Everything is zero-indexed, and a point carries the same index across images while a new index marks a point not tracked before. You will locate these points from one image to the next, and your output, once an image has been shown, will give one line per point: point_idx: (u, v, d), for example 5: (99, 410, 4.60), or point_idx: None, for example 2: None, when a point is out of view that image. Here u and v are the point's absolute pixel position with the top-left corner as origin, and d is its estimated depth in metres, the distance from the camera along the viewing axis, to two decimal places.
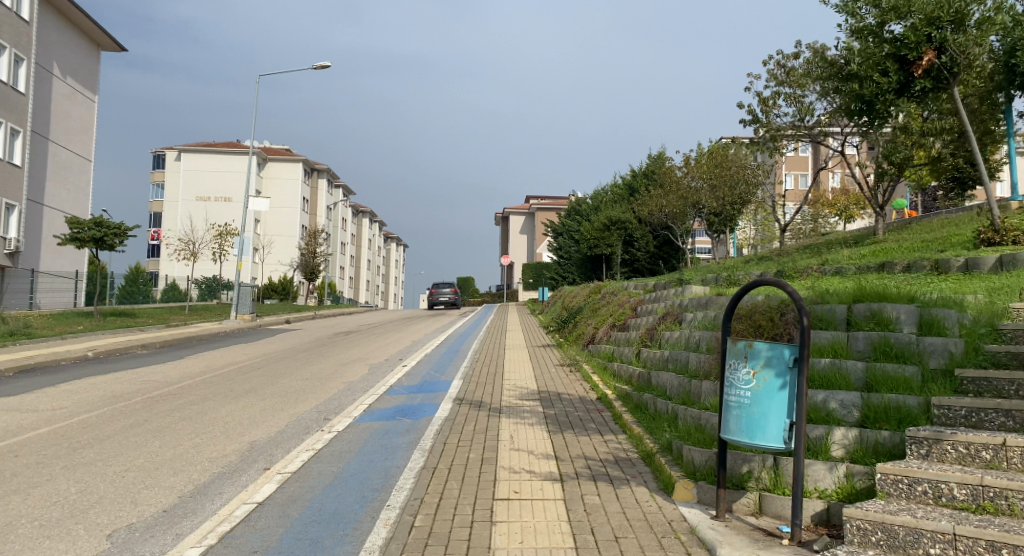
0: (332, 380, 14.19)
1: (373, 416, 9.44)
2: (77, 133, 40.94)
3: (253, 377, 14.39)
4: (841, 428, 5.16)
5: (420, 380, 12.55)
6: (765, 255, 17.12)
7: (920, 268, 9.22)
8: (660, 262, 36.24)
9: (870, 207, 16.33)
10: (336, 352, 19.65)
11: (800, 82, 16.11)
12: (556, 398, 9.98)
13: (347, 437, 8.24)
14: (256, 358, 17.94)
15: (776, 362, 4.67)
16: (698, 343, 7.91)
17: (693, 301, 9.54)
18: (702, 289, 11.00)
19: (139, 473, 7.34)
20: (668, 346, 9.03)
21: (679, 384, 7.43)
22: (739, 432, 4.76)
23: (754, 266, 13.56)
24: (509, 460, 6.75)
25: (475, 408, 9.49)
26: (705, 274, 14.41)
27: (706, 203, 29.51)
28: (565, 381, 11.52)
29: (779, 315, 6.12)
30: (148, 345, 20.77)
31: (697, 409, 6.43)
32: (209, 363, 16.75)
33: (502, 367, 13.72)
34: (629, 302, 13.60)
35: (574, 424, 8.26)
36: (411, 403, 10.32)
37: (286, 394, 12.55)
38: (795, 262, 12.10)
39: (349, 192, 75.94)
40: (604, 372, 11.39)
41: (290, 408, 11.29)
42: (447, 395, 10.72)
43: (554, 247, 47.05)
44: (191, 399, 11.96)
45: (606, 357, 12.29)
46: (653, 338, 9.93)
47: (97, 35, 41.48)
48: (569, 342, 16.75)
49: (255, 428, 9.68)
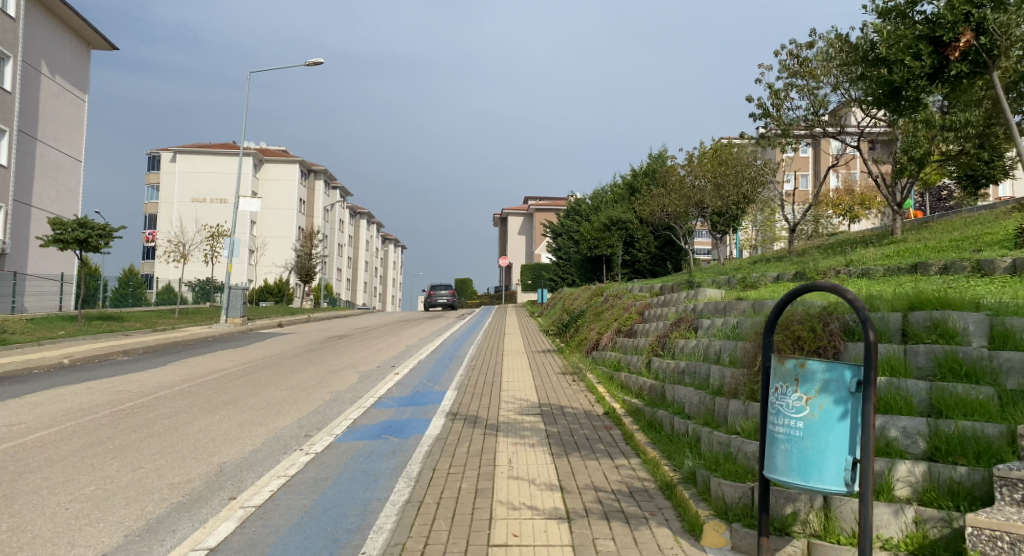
0: (318, 390, 13.31)
1: (356, 434, 8.54)
2: (66, 133, 40.00)
3: (234, 388, 13.48)
4: (905, 462, 4.28)
5: (412, 391, 11.65)
6: (776, 257, 16.19)
7: (959, 270, 8.29)
8: (660, 264, 35.59)
9: (888, 204, 15.48)
10: (326, 358, 18.74)
11: (817, 72, 15.23)
12: (559, 412, 9.12)
13: (325, 460, 7.35)
14: (240, 366, 17.03)
15: (835, 387, 3.80)
16: (718, 354, 7.10)
17: (709, 306, 8.68)
18: (717, 292, 10.13)
19: (86, 504, 6.44)
20: (683, 356, 8.19)
21: (700, 401, 6.59)
22: (789, 472, 3.87)
23: (771, 266, 12.67)
24: (507, 493, 5.85)
25: (470, 425, 8.62)
26: (716, 276, 13.55)
27: (710, 202, 28.66)
28: (568, 392, 10.69)
29: (822, 326, 5.27)
30: (129, 351, 19.87)
31: (724, 433, 5.56)
32: (190, 371, 15.87)
33: (500, 376, 12.84)
34: (635, 306, 12.73)
35: (580, 445, 7.40)
36: (400, 418, 9.46)
37: (267, 406, 11.69)
38: (817, 262, 11.22)
39: (344, 193, 75.03)
40: (610, 383, 10.57)
41: (270, 422, 10.42)
42: (439, 409, 9.84)
43: (553, 248, 46.23)
44: (163, 412, 11.08)
45: (612, 366, 11.45)
46: (665, 346, 9.09)
47: (87, 33, 40.58)
48: (570, 348, 15.90)
49: (228, 447, 8.78)
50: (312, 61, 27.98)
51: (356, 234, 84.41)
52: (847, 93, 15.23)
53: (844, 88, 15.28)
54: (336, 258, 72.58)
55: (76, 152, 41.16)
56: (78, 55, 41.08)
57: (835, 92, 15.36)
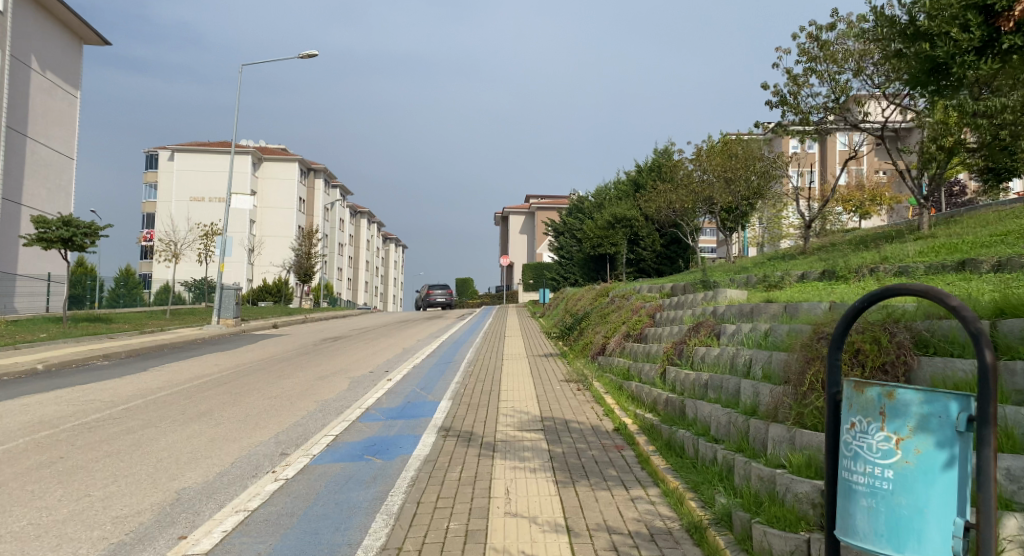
0: (304, 398, 12.36)
1: (334, 455, 7.57)
2: (57, 130, 39.09)
3: (213, 397, 12.50)
4: (1014, 517, 3.35)
5: (403, 401, 10.69)
6: (794, 254, 15.19)
7: (1016, 266, 7.31)
8: (667, 263, 34.59)
9: (915, 196, 14.54)
10: (317, 362, 17.77)
11: (838, 57, 14.34)
12: (563, 429, 8.16)
13: (294, 490, 6.40)
14: (225, 372, 16.04)
15: (937, 424, 2.80)
16: (749, 367, 6.20)
17: (733, 310, 7.78)
18: (740, 293, 9.20)
19: (8, 546, 5.47)
20: (705, 367, 7.28)
21: (731, 422, 5.67)
22: (876, 537, 2.88)
23: (797, 262, 11.72)
24: (503, 537, 4.88)
25: (464, 443, 7.68)
26: (733, 275, 12.60)
27: (719, 198, 27.70)
28: (574, 403, 9.74)
29: (888, 337, 4.31)
30: (112, 355, 18.92)
31: (764, 465, 4.63)
32: (171, 378, 14.92)
33: (499, 384, 11.90)
34: (645, 308, 11.78)
35: (588, 470, 6.47)
36: (386, 433, 8.52)
37: (246, 418, 10.73)
38: (846, 258, 10.25)
39: (344, 192, 74.10)
40: (620, 393, 9.64)
41: (247, 437, 9.46)
42: (431, 423, 8.88)
43: (555, 247, 45.32)
44: (131, 425, 10.12)
45: (621, 374, 10.49)
46: (682, 354, 8.14)
47: (79, 28, 39.74)
48: (574, 352, 14.92)
49: (191, 469, 7.82)
50: (307, 53, 27.12)
51: (357, 233, 83.48)
52: (874, 76, 14.32)
53: (867, 71, 14.43)
54: (336, 257, 71.61)
55: (68, 149, 40.28)
56: (70, 51, 40.20)
57: (858, 77, 14.50)
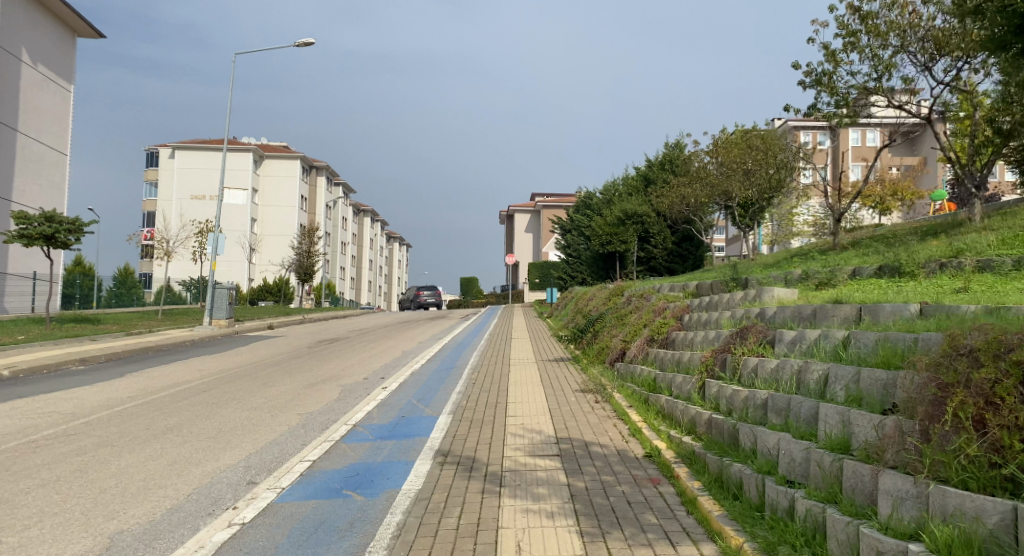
0: (289, 410, 11.05)
1: (306, 489, 6.27)
2: (50, 125, 37.80)
3: (187, 408, 11.16)
4: None
5: (396, 417, 9.38)
6: (831, 248, 13.83)
7: None
8: (678, 260, 33.08)
9: (964, 186, 13.11)
10: (308, 367, 16.45)
11: (881, 30, 13.26)
12: (584, 455, 6.83)
13: (250, 542, 5.08)
14: (207, 378, 14.68)
15: None
16: (828, 387, 4.90)
17: (792, 314, 6.50)
18: (789, 292, 7.95)
19: None
20: (758, 382, 5.98)
21: (811, 459, 4.37)
22: None
23: (844, 255, 10.43)
24: None
25: (464, 476, 6.35)
26: (766, 272, 11.27)
27: (737, 191, 26.41)
28: (593, 420, 8.45)
29: None
30: (88, 360, 17.55)
31: (881, 537, 3.32)
32: (145, 386, 13.57)
33: (506, 395, 10.60)
34: (669, 308, 10.44)
35: (622, 516, 5.15)
36: (373, 458, 7.22)
37: (219, 435, 9.40)
38: (907, 250, 8.95)
39: (347, 190, 72.83)
40: (648, 410, 8.32)
41: (215, 459, 8.13)
42: (426, 446, 7.56)
43: (562, 245, 44.01)
44: (83, 444, 8.80)
45: (646, 385, 9.21)
46: (726, 365, 6.82)
47: (72, 21, 38.47)
48: (588, 357, 13.65)
49: (137, 504, 6.47)
50: (302, 42, 25.92)
51: (361, 232, 82.34)
52: (920, 51, 13.17)
53: (912, 48, 13.29)
54: (340, 257, 70.39)
55: (62, 145, 38.98)
56: (62, 43, 38.86)
57: (903, 52, 13.33)
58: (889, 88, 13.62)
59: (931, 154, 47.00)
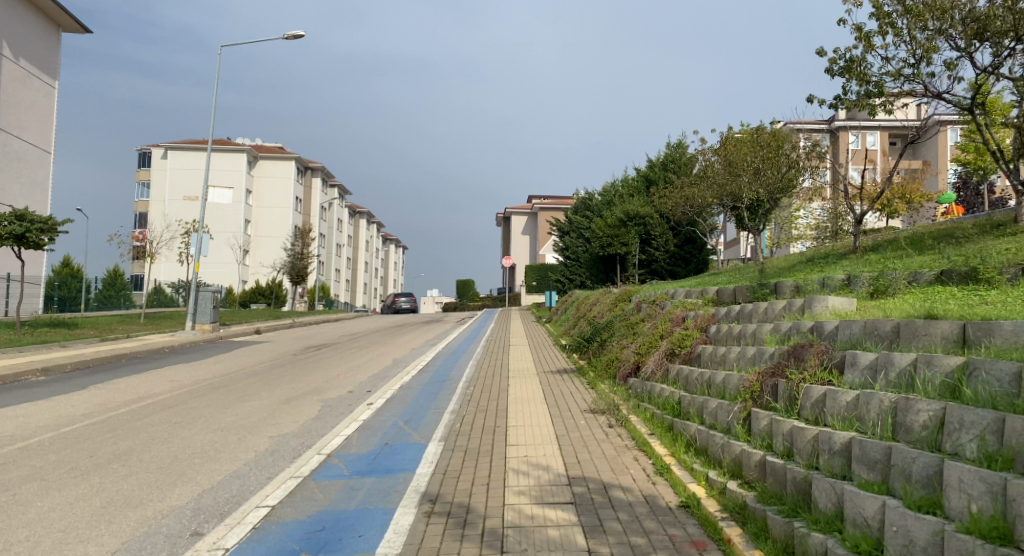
0: (260, 433, 9.67)
1: (257, 552, 4.97)
2: (32, 122, 36.39)
3: (144, 430, 9.76)
4: None
5: (379, 444, 8.06)
6: (863, 251, 12.50)
7: None
8: (680, 264, 31.48)
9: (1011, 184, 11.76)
10: (290, 379, 15.06)
11: (919, 11, 11.99)
12: (606, 505, 5.54)
13: None
14: (176, 392, 13.28)
15: None
16: (950, 436, 3.62)
17: (865, 330, 5.22)
18: (844, 302, 6.63)
19: None
20: (830, 419, 4.71)
21: None
22: None
23: (893, 257, 9.10)
24: None
25: (455, 536, 5.06)
26: (799, 277, 9.92)
27: (747, 192, 25.11)
28: (610, 452, 7.17)
29: None
30: (51, 370, 16.11)
31: None
32: (104, 401, 12.16)
33: (506, 416, 9.28)
34: (691, 318, 9.08)
35: None
36: (344, 506, 5.89)
37: (172, 465, 8.01)
38: (974, 252, 7.62)
39: (343, 191, 71.49)
40: (675, 443, 7.03)
41: (158, 499, 6.75)
42: (412, 487, 6.27)
43: (560, 247, 42.70)
44: (6, 479, 7.40)
45: (669, 409, 7.92)
46: (779, 393, 5.53)
47: (57, 15, 37.12)
48: (596, 371, 12.33)
49: None
50: (291, 34, 24.60)
51: (356, 233, 80.98)
52: (962, 35, 11.82)
53: (954, 31, 12.00)
54: (334, 259, 68.96)
55: (45, 143, 37.58)
56: (46, 37, 37.40)
57: (943, 36, 12.07)
58: (927, 75, 12.28)
59: (938, 157, 45.78)
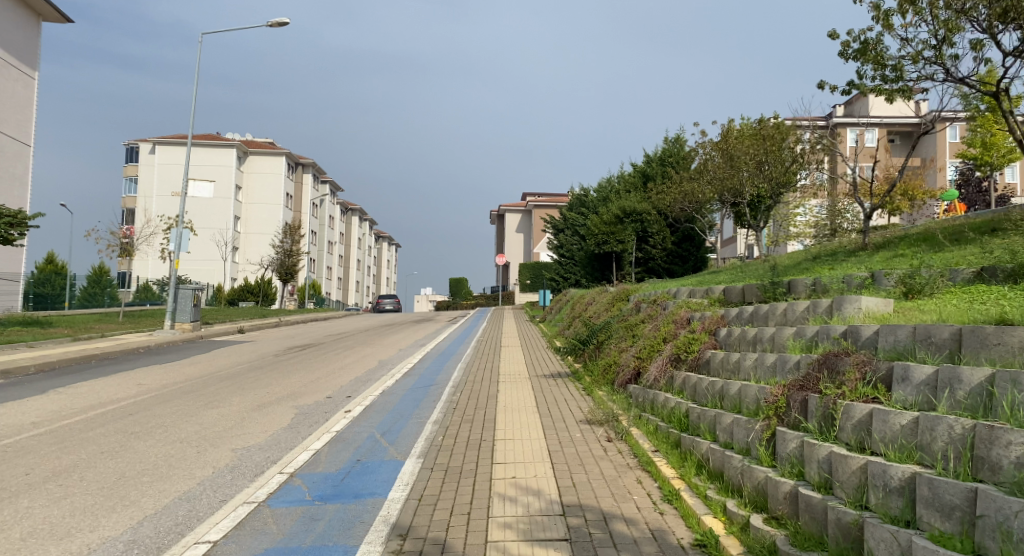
0: (224, 445, 8.76)
1: None
2: (11, 113, 35.29)
3: (97, 442, 8.86)
4: None
5: (350, 461, 7.18)
6: (879, 247, 11.63)
7: None
8: (677, 262, 30.63)
9: None
10: (267, 382, 14.18)
11: None
12: (607, 543, 4.67)
13: None
14: (142, 397, 12.37)
15: None
16: None
17: (916, 337, 4.35)
18: (878, 303, 5.77)
19: None
20: (882, 445, 3.85)
21: None
22: None
23: (922, 254, 8.27)
24: None
25: None
26: (815, 275, 9.08)
27: (748, 186, 24.16)
28: (609, 472, 6.32)
29: None
30: (16, 372, 15.20)
31: None
32: (61, 408, 11.24)
33: (494, 428, 8.43)
34: (698, 319, 8.22)
35: None
36: (297, 543, 5.00)
37: (118, 484, 7.11)
38: (1015, 247, 6.78)
39: (335, 188, 70.54)
40: (684, 462, 6.19)
41: (90, 527, 5.85)
42: (381, 516, 5.41)
43: (553, 245, 41.90)
44: None
45: (675, 421, 7.07)
46: (811, 411, 4.68)
47: (38, 4, 36.04)
48: (592, 375, 11.48)
49: None
50: (276, 22, 23.70)
51: (348, 231, 79.94)
52: (987, 15, 11.01)
53: (978, 12, 11.23)
54: (325, 257, 67.96)
55: (25, 135, 36.52)
56: (26, 28, 36.33)
57: (966, 17, 11.30)
58: (949, 57, 11.47)
59: (938, 153, 45.13)
